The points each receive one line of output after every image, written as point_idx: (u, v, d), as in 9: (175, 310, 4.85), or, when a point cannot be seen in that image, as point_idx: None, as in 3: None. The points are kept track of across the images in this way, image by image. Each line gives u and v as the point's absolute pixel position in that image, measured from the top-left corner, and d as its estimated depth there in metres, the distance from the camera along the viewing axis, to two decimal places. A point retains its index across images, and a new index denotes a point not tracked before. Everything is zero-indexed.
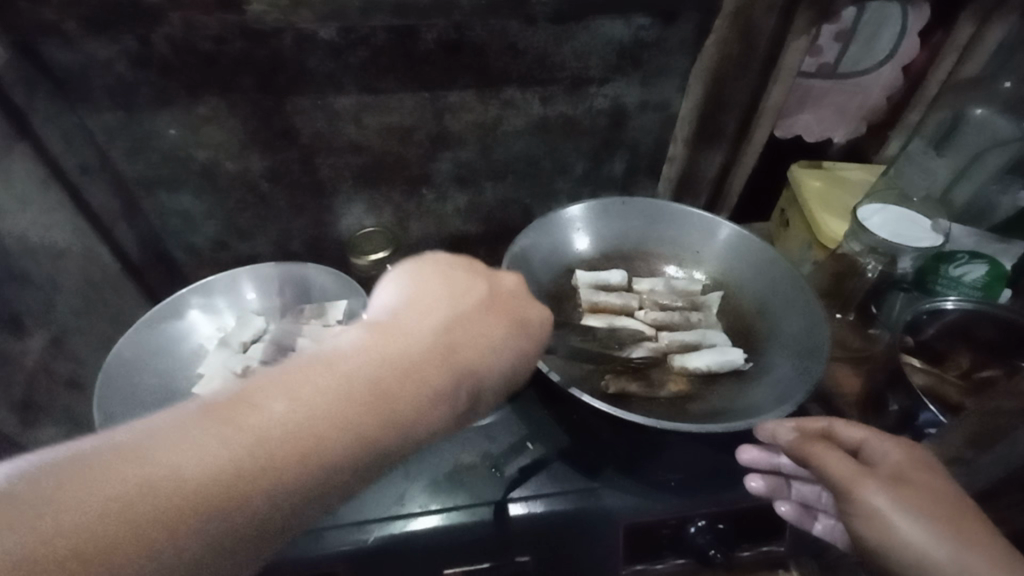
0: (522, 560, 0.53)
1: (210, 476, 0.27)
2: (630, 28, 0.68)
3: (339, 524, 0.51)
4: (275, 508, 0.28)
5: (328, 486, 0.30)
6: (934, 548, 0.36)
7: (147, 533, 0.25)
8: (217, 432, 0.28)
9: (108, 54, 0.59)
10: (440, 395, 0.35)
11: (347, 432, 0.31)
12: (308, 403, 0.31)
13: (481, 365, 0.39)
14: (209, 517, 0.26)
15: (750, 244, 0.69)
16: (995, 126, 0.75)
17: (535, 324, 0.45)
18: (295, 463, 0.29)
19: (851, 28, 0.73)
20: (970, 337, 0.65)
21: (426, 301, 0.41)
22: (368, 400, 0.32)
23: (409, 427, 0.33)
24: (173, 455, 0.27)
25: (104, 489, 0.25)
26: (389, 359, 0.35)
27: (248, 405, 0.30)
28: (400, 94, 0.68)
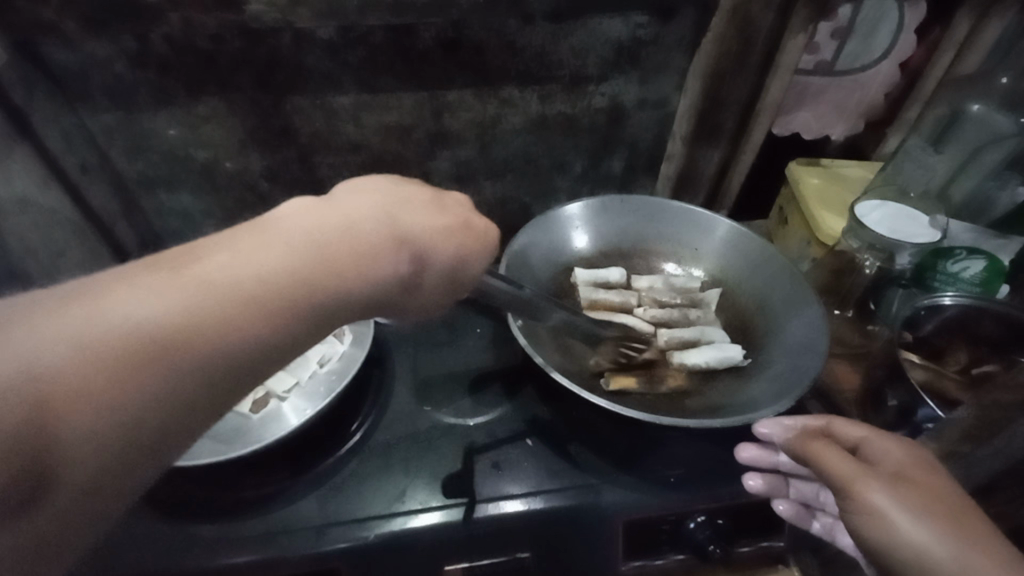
0: (522, 556, 0.53)
1: (166, 324, 0.28)
2: (628, 26, 0.68)
3: (339, 520, 0.51)
4: (249, 343, 0.30)
5: (297, 329, 0.32)
6: (936, 547, 0.35)
7: (125, 358, 0.27)
8: (148, 287, 0.29)
9: (106, 53, 0.59)
10: (385, 261, 0.37)
11: (298, 292, 0.32)
12: (239, 270, 0.31)
13: (424, 243, 0.40)
14: (140, 368, 0.27)
15: (749, 240, 0.69)
16: (994, 121, 0.74)
17: (482, 230, 0.44)
18: (254, 318, 0.31)
19: (849, 25, 0.73)
20: (969, 333, 0.65)
21: (351, 188, 0.40)
22: (302, 265, 0.33)
23: (351, 288, 0.34)
24: (132, 298, 0.28)
25: (81, 319, 0.27)
26: (319, 232, 0.35)
27: (190, 264, 0.31)
28: (399, 93, 0.68)
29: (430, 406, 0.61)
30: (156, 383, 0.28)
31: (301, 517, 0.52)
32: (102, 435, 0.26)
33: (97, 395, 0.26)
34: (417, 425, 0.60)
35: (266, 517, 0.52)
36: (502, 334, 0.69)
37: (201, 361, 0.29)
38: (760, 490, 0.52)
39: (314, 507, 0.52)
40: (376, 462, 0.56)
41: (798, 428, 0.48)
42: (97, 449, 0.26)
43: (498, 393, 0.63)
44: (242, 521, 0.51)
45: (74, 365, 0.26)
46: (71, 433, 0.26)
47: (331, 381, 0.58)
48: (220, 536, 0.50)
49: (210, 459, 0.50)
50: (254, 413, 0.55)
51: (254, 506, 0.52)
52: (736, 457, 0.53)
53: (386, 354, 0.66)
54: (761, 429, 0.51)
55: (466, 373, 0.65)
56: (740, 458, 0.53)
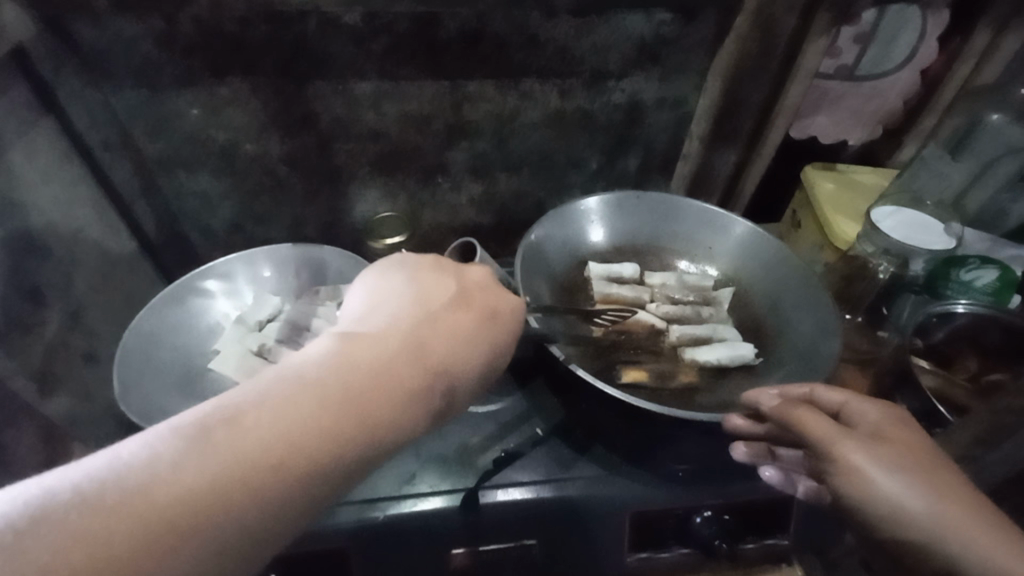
0: (529, 543, 0.53)
1: (202, 498, 0.28)
2: (650, 24, 0.68)
3: (350, 501, 0.52)
4: (263, 519, 0.30)
5: (315, 499, 0.32)
6: (909, 499, 0.39)
7: (138, 551, 0.27)
8: (184, 458, 0.29)
9: (134, 32, 0.60)
10: (411, 407, 0.36)
11: (317, 458, 0.31)
12: (272, 430, 0.31)
13: (452, 367, 0.39)
14: (154, 565, 0.27)
15: (763, 241, 0.69)
16: (1008, 133, 0.76)
17: (507, 314, 0.45)
18: (272, 489, 0.30)
19: (871, 31, 0.73)
20: (979, 341, 0.66)
21: (387, 313, 0.40)
22: (335, 417, 0.33)
23: (375, 441, 0.34)
24: (155, 480, 0.28)
25: (122, 499, 0.27)
26: (351, 377, 0.35)
27: (220, 429, 0.31)
28: (420, 82, 0.69)
29: None
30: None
31: None
32: None
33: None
34: None
35: None
36: None
37: (212, 546, 0.28)
38: (745, 457, 0.53)
39: None
40: None
41: (781, 396, 0.49)
42: None
43: (509, 382, 0.63)
44: None
45: (90, 561, 0.26)
46: None
47: None
48: None
49: None
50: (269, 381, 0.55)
51: None
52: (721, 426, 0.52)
53: None
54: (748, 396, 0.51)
55: None
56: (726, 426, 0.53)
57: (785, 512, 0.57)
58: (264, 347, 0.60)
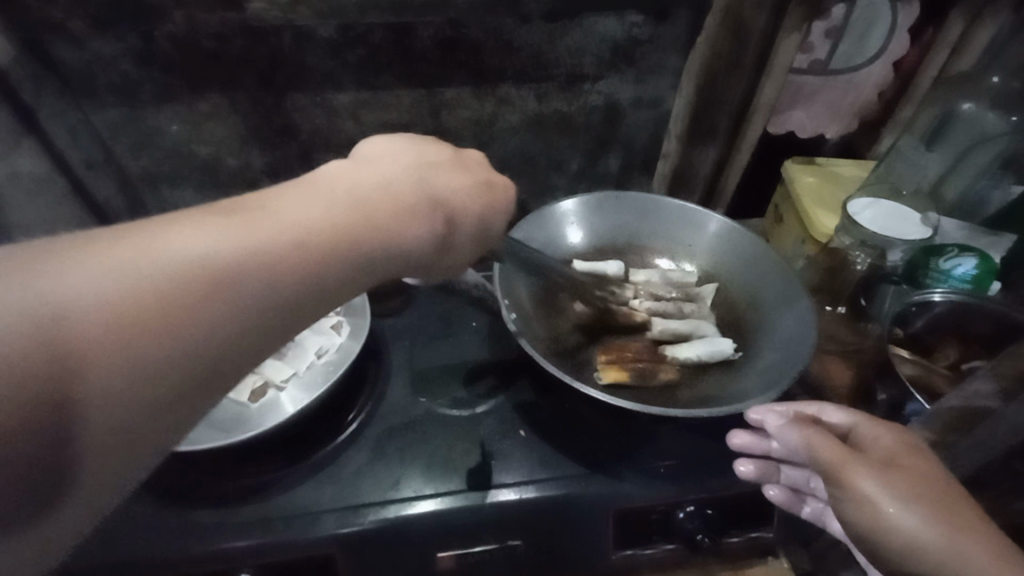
0: (513, 544, 0.54)
1: (227, 261, 0.30)
2: (623, 25, 0.69)
3: (334, 508, 0.52)
4: (286, 289, 0.32)
5: (334, 280, 0.34)
6: (926, 536, 0.38)
7: (169, 301, 0.28)
8: (204, 229, 0.30)
9: (112, 52, 0.60)
10: (416, 219, 0.39)
11: (334, 247, 0.34)
12: (294, 215, 0.33)
13: (453, 204, 0.43)
14: (184, 317, 0.28)
15: (740, 236, 0.70)
16: (984, 120, 0.76)
17: (501, 185, 0.50)
18: (284, 262, 0.32)
19: (841, 25, 0.74)
20: (962, 331, 0.66)
21: (385, 155, 0.43)
22: (350, 216, 0.35)
23: (387, 243, 0.37)
24: (178, 242, 0.29)
25: (144, 255, 0.28)
26: (356, 191, 0.37)
27: (242, 211, 0.32)
28: (397, 91, 0.70)
29: (426, 397, 0.62)
30: (195, 325, 0.28)
31: (298, 504, 0.53)
32: (156, 364, 0.27)
33: (141, 335, 0.27)
34: (412, 417, 0.61)
35: (262, 504, 0.52)
36: (497, 328, 0.70)
37: (241, 308, 0.30)
38: (752, 476, 0.52)
39: (311, 495, 0.53)
40: (371, 451, 0.57)
41: (787, 413, 0.50)
42: (148, 378, 0.27)
43: (492, 386, 0.64)
44: (236, 509, 0.52)
45: (119, 304, 0.26)
46: (126, 360, 0.26)
47: (328, 371, 0.59)
48: (218, 522, 0.51)
49: (208, 445, 0.51)
50: (253, 402, 0.57)
51: (248, 494, 0.53)
52: (728, 443, 0.54)
53: (381, 347, 0.67)
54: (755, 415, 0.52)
55: (463, 365, 0.66)
56: (732, 444, 0.54)
57: (768, 505, 0.57)
58: None
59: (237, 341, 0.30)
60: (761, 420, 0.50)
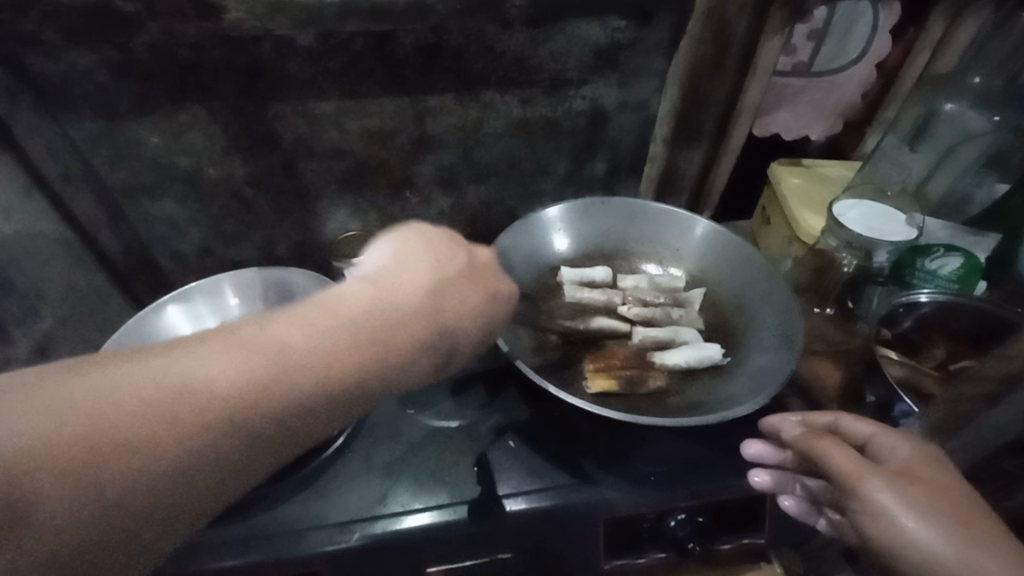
0: (504, 557, 0.53)
1: (214, 399, 0.31)
2: (605, 29, 0.69)
3: (321, 525, 0.52)
4: (267, 430, 0.32)
5: (317, 418, 0.33)
6: (942, 548, 0.38)
7: (153, 441, 0.29)
8: (200, 362, 0.31)
9: (88, 63, 0.59)
10: (417, 350, 0.38)
11: (320, 379, 0.33)
12: (291, 347, 0.33)
13: (462, 329, 0.41)
14: (165, 456, 0.29)
15: (726, 240, 0.70)
16: (967, 119, 0.76)
17: (505, 296, 0.45)
18: (270, 400, 0.32)
19: (823, 27, 0.74)
20: (949, 329, 0.66)
21: (402, 268, 0.41)
22: (347, 346, 0.35)
23: (382, 379, 0.35)
24: (174, 378, 0.31)
25: (140, 389, 0.30)
26: (362, 317, 0.36)
27: (242, 339, 0.33)
28: (380, 99, 0.69)
29: (414, 409, 0.62)
30: (169, 464, 0.29)
31: (282, 522, 0.52)
32: (130, 502, 0.28)
33: (118, 468, 0.28)
34: (399, 429, 0.60)
35: (246, 523, 0.51)
36: (485, 337, 0.69)
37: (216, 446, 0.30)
38: (766, 486, 0.53)
39: (296, 513, 0.52)
40: (358, 464, 0.57)
41: (805, 424, 0.51)
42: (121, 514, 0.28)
43: (481, 396, 0.63)
44: (217, 529, 0.51)
45: (102, 439, 0.28)
46: (100, 502, 0.28)
47: None
48: (199, 542, 0.50)
49: None
50: None
51: (229, 513, 0.52)
52: (742, 452, 0.54)
53: None
54: (768, 425, 0.54)
55: (451, 374, 0.65)
56: (745, 453, 0.54)
57: (759, 509, 0.57)
58: None
59: (211, 475, 0.30)
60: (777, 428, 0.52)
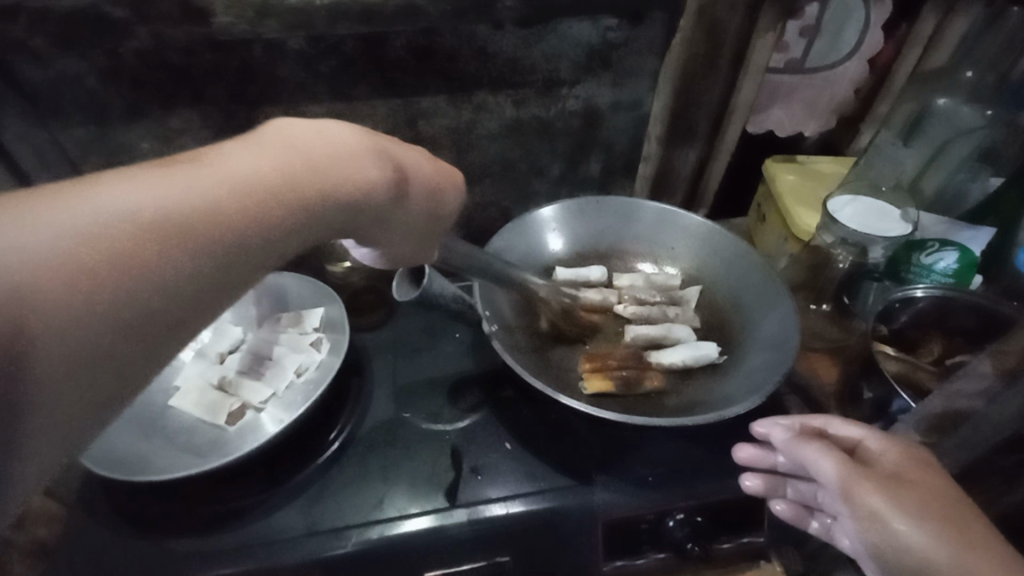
0: (501, 560, 0.53)
1: (171, 212, 0.30)
2: (598, 30, 0.68)
3: (316, 531, 0.51)
4: (236, 241, 0.32)
5: (282, 231, 0.35)
6: (936, 552, 0.37)
7: (118, 252, 0.28)
8: (141, 183, 0.30)
9: (77, 70, 0.59)
10: (368, 165, 0.40)
11: (286, 199, 0.35)
12: (237, 169, 0.34)
13: (405, 160, 0.44)
14: (138, 264, 0.29)
15: (721, 237, 0.70)
16: (960, 114, 0.75)
17: (449, 166, 0.49)
18: (233, 216, 0.32)
19: (816, 24, 0.74)
20: (943, 324, 0.67)
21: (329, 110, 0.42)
22: (291, 165, 0.36)
23: (337, 196, 0.37)
24: (120, 197, 0.29)
25: (83, 210, 0.28)
26: (299, 148, 0.37)
27: (179, 167, 0.32)
28: (372, 102, 0.69)
29: (410, 412, 0.61)
30: (148, 279, 0.29)
31: (278, 528, 0.51)
32: (108, 318, 0.28)
33: (105, 283, 0.28)
34: (395, 432, 0.60)
35: (242, 530, 0.51)
36: (481, 339, 0.69)
37: (201, 259, 0.31)
38: (757, 490, 0.52)
39: (292, 518, 0.52)
40: (354, 470, 0.56)
41: (795, 427, 0.49)
42: (101, 327, 0.28)
43: (478, 398, 0.63)
44: (213, 537, 0.51)
45: (88, 251, 0.28)
46: (80, 314, 0.27)
47: (308, 391, 0.57)
48: (195, 551, 0.50)
49: (184, 472, 0.50)
50: (231, 425, 0.55)
51: (225, 521, 0.52)
52: (734, 457, 0.53)
53: (363, 362, 0.66)
54: (759, 429, 0.51)
55: (447, 377, 0.65)
56: (738, 457, 0.53)
57: (757, 508, 0.57)
58: (225, 380, 0.59)
59: (200, 286, 0.31)
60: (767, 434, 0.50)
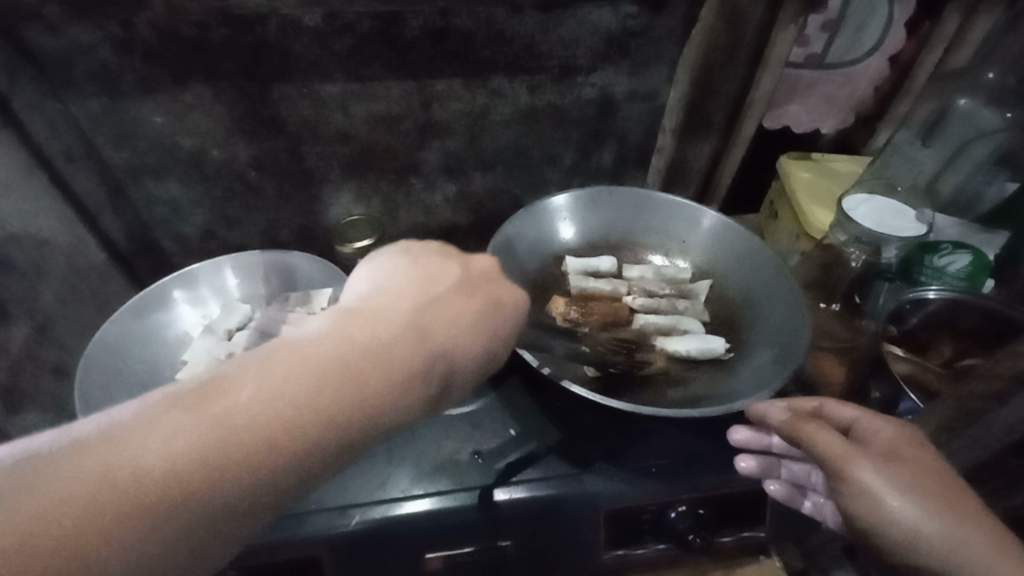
0: (504, 545, 0.53)
1: (196, 459, 0.28)
2: (617, 16, 0.68)
3: (319, 509, 0.51)
4: (260, 485, 0.29)
5: (311, 470, 0.31)
6: (927, 525, 0.38)
7: (137, 511, 0.26)
8: (175, 424, 0.29)
9: (91, 39, 0.58)
10: (415, 373, 0.35)
11: (319, 426, 0.31)
12: (275, 394, 0.31)
13: (459, 347, 0.39)
14: (156, 519, 0.27)
15: (733, 233, 0.69)
16: (980, 116, 0.74)
17: (511, 305, 0.44)
18: (258, 455, 0.29)
19: (838, 18, 0.73)
20: (954, 325, 0.66)
21: (384, 294, 0.39)
22: (333, 382, 0.32)
23: (376, 416, 0.33)
24: (148, 445, 0.28)
25: (114, 465, 0.27)
26: (346, 355, 0.34)
27: (218, 392, 0.30)
28: (386, 83, 0.68)
29: None
30: (163, 539, 0.27)
31: None
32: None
33: (114, 553, 0.26)
34: None
35: None
36: None
37: (216, 508, 0.28)
38: (753, 472, 0.53)
39: None
40: None
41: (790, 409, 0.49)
42: None
43: (484, 384, 0.63)
44: None
45: (104, 506, 0.26)
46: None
47: None
48: None
49: None
50: None
51: None
52: (728, 439, 0.54)
53: None
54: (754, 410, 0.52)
55: None
56: (732, 441, 0.54)
57: (759, 504, 0.57)
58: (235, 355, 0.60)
59: (205, 547, 0.28)
60: (764, 414, 0.50)
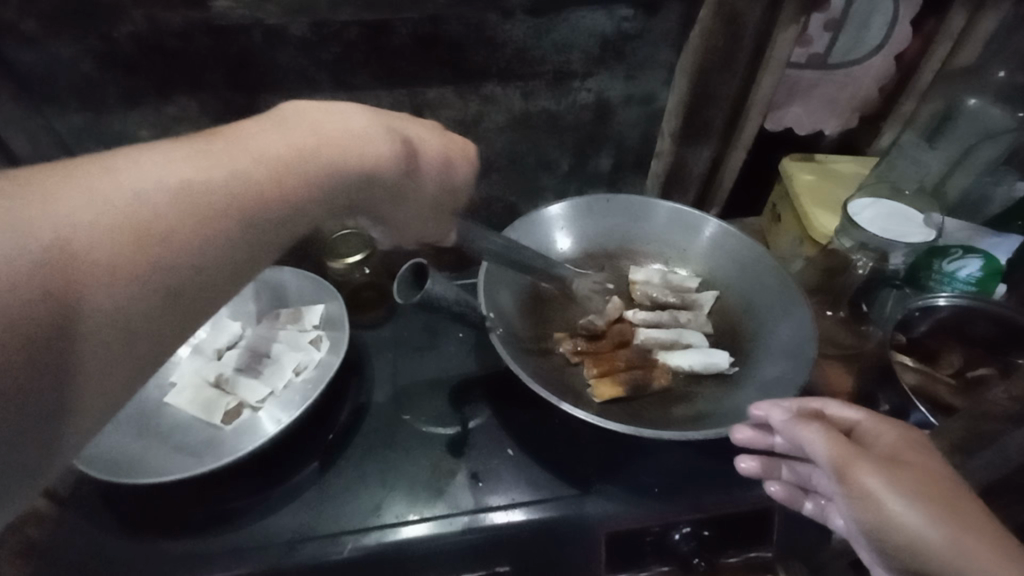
0: (501, 569, 0.52)
1: (209, 187, 0.33)
2: (612, 20, 0.66)
3: (309, 536, 0.50)
4: (264, 216, 0.35)
5: (301, 206, 0.37)
6: (931, 532, 0.35)
7: (168, 219, 0.31)
8: (181, 158, 0.33)
9: (70, 54, 0.57)
10: (379, 147, 0.41)
11: (298, 173, 0.36)
12: (262, 146, 0.36)
13: (406, 138, 0.45)
14: (185, 226, 0.32)
15: (736, 241, 0.67)
16: (989, 115, 0.72)
17: (456, 139, 0.50)
18: (266, 192, 0.35)
19: (840, 17, 0.71)
20: (963, 333, 0.64)
21: (345, 98, 0.43)
22: (316, 144, 0.38)
23: (350, 172, 0.39)
24: (163, 172, 0.32)
25: (135, 183, 0.31)
26: (319, 126, 0.39)
27: (218, 141, 0.35)
28: (376, 92, 0.66)
29: (409, 415, 0.60)
30: (190, 249, 0.32)
31: (273, 532, 0.50)
32: (149, 282, 0.30)
33: (145, 251, 0.30)
34: (394, 436, 0.58)
35: (236, 533, 0.50)
36: (484, 339, 0.67)
37: (231, 224, 0.33)
38: (753, 470, 0.50)
39: (287, 521, 0.51)
40: (351, 475, 0.55)
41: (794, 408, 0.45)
42: (139, 294, 0.30)
43: (478, 402, 0.61)
44: (208, 538, 0.50)
45: (134, 212, 0.30)
46: (126, 277, 0.30)
47: (306, 389, 0.56)
48: (192, 554, 0.49)
49: (179, 474, 0.49)
50: (227, 424, 0.54)
51: (222, 521, 0.51)
52: (730, 439, 0.49)
53: (364, 360, 0.65)
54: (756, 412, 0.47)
55: (448, 380, 0.63)
56: (734, 439, 0.49)
57: (763, 520, 0.55)
58: (222, 377, 0.57)
59: (225, 256, 0.33)
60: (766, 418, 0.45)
